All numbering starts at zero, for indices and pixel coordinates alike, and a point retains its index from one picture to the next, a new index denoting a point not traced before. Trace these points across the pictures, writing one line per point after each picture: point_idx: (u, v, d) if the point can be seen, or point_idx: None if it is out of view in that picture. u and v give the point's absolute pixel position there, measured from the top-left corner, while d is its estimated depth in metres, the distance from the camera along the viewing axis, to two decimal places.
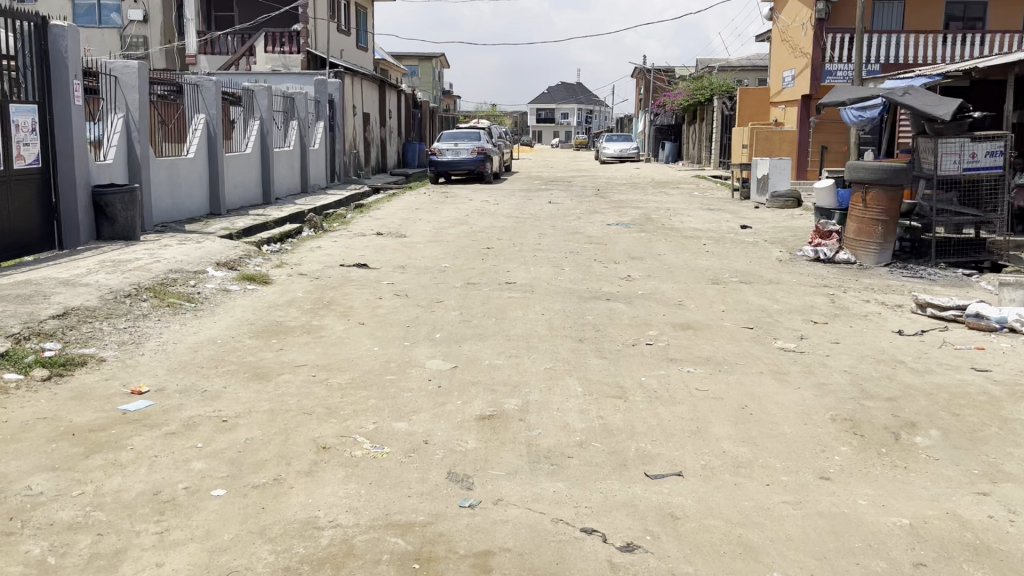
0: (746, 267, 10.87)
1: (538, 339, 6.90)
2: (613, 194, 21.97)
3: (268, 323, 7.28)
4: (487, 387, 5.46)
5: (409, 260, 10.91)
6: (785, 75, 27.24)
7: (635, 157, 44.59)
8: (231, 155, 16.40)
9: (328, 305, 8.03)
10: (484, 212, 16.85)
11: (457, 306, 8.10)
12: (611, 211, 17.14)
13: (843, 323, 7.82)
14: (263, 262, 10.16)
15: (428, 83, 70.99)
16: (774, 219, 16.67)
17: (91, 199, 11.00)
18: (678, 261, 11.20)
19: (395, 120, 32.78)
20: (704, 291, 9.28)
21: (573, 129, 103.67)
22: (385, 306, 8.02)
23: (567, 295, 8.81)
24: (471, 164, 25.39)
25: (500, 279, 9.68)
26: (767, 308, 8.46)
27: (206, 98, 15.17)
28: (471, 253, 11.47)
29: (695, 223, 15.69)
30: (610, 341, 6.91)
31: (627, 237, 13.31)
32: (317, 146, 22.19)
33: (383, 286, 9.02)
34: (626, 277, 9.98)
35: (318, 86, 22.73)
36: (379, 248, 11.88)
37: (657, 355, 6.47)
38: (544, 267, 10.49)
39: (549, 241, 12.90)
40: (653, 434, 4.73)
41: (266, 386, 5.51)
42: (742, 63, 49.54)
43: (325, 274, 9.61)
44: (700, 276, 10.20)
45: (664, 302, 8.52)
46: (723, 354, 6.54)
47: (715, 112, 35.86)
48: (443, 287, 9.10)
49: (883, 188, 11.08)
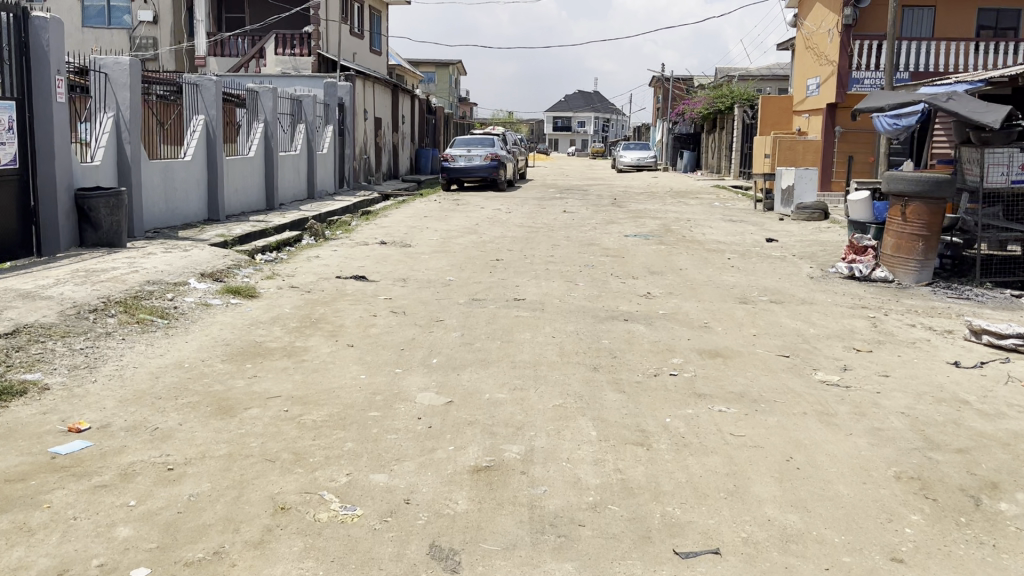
0: (775, 285, 10.06)
1: (548, 368, 6.11)
2: (631, 203, 21.20)
3: (246, 344, 6.52)
4: (485, 428, 4.67)
5: (412, 272, 10.16)
6: (809, 83, 26.37)
7: (652, 166, 43.79)
8: (232, 159, 15.71)
9: (316, 323, 7.26)
10: (495, 221, 16.10)
11: (460, 326, 7.33)
12: (629, 221, 16.34)
13: (889, 352, 6.98)
14: (253, 273, 9.42)
15: (445, 89, 70.52)
16: (801, 232, 15.82)
17: (74, 203, 10.27)
18: (701, 277, 10.40)
19: (408, 125, 32.09)
20: (731, 311, 8.47)
21: (590, 137, 102.93)
22: (380, 325, 7.25)
23: (580, 314, 8.03)
24: (484, 171, 24.68)
25: (509, 295, 8.91)
26: (803, 332, 7.64)
27: (206, 98, 14.48)
28: (479, 266, 10.70)
29: (717, 235, 14.87)
30: (629, 370, 6.12)
31: (646, 250, 12.51)
32: (325, 150, 21.49)
33: (380, 301, 8.26)
34: (646, 294, 9.18)
35: (328, 89, 22.06)
36: (380, 259, 11.13)
37: (682, 389, 5.66)
38: (557, 282, 9.71)
39: (563, 252, 12.13)
40: (681, 495, 3.93)
41: (227, 423, 4.73)
42: (762, 72, 48.66)
43: (318, 288, 8.87)
44: (725, 294, 9.39)
45: (688, 324, 7.73)
46: (759, 389, 5.73)
47: (735, 120, 34.97)
48: (445, 303, 8.32)
49: (925, 202, 10.25)
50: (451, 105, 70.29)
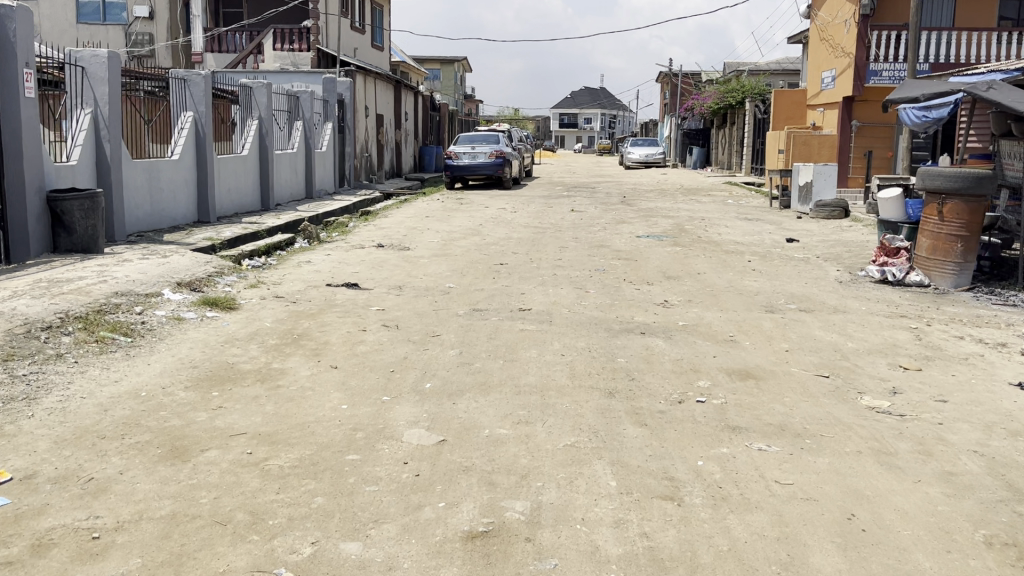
0: (802, 291, 9.31)
1: (558, 395, 5.35)
2: (641, 201, 20.43)
3: (216, 367, 5.78)
4: (483, 477, 3.91)
5: (409, 279, 9.42)
6: (824, 76, 25.53)
7: (661, 163, 42.96)
8: (224, 158, 14.97)
9: (298, 340, 6.51)
10: (500, 221, 15.36)
11: (459, 342, 6.57)
12: (640, 221, 15.58)
13: (941, 370, 6.20)
14: (235, 281, 8.68)
15: (450, 86, 69.86)
16: (821, 232, 15.03)
17: (46, 206, 9.54)
18: (721, 283, 9.63)
19: (411, 122, 31.35)
20: (758, 322, 7.70)
21: (596, 134, 102.08)
22: (370, 342, 6.51)
23: (593, 326, 7.27)
24: (489, 168, 23.91)
25: (513, 304, 8.15)
26: (839, 347, 6.87)
27: (194, 94, 13.68)
28: (482, 271, 9.96)
29: (733, 235, 14.09)
30: (649, 397, 5.37)
31: (660, 252, 11.75)
32: (325, 148, 20.77)
33: (371, 312, 7.52)
34: (663, 302, 8.42)
35: (327, 84, 21.31)
36: (377, 264, 10.41)
37: (714, 421, 4.89)
38: (565, 289, 8.96)
39: (572, 255, 11.38)
40: (725, 570, 3.17)
41: (177, 470, 3.98)
42: (772, 67, 47.76)
43: (305, 297, 8.14)
44: (749, 301, 8.63)
45: (712, 339, 6.96)
46: (801, 420, 4.95)
47: (747, 115, 34.11)
48: (442, 314, 7.58)
49: (963, 199, 9.47)
50: (456, 102, 69.62)
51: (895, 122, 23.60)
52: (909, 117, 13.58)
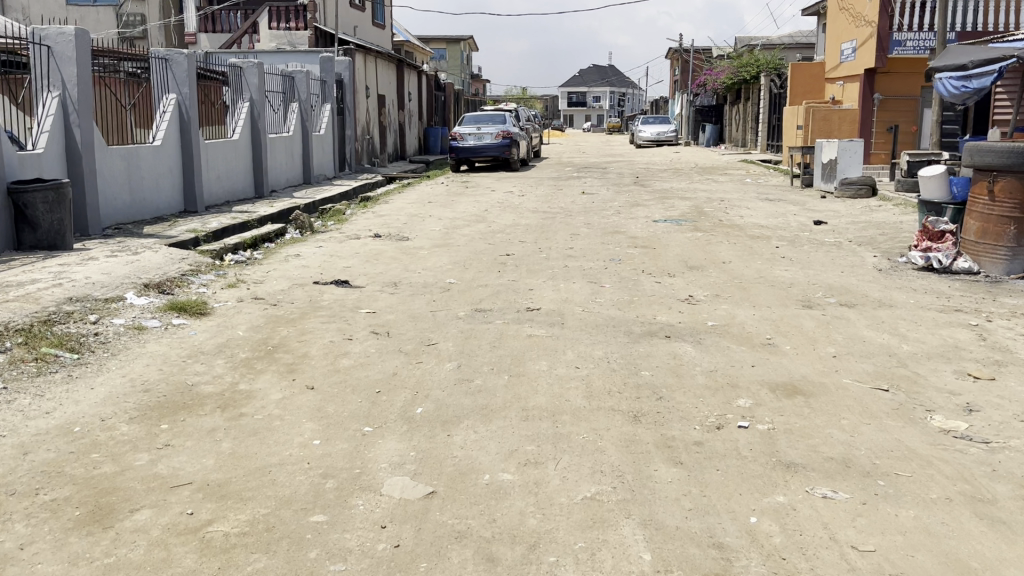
0: (839, 281, 8.43)
1: (572, 422, 4.50)
2: (655, 182, 19.51)
3: (171, 390, 4.94)
4: (480, 550, 3.07)
5: (406, 274, 8.58)
6: (844, 47, 24.43)
7: (672, 141, 41.89)
8: (213, 143, 14.09)
9: (272, 353, 5.68)
10: (507, 206, 14.47)
11: (457, 352, 5.71)
12: (656, 203, 14.68)
13: (1020, 380, 5.30)
14: (212, 281, 7.85)
15: (457, 67, 68.79)
16: (849, 212, 14.10)
17: (6, 200, 8.73)
18: (750, 274, 8.76)
19: (415, 102, 30.37)
20: (797, 320, 6.82)
21: (607, 112, 100.65)
22: (357, 354, 5.67)
23: (610, 330, 6.41)
24: (495, 150, 22.98)
25: (519, 304, 7.30)
26: (894, 350, 5.98)
27: (177, 75, 12.77)
28: (486, 264, 9.10)
29: (756, 217, 13.19)
30: (682, 423, 4.51)
31: (679, 238, 10.89)
32: (323, 131, 19.87)
33: (359, 316, 6.67)
34: (688, 298, 7.56)
35: (325, 64, 20.37)
36: (372, 257, 9.57)
37: (763, 455, 4.02)
38: (578, 284, 8.10)
39: (584, 243, 10.52)
40: None
41: (93, 543, 3.15)
42: (785, 40, 46.45)
43: (288, 299, 7.31)
44: (782, 295, 7.77)
45: (748, 345, 6.09)
46: (869, 452, 4.08)
47: (762, 90, 33.01)
48: (441, 317, 6.73)
49: (1016, 176, 8.50)
50: (463, 82, 68.59)
51: (920, 95, 22.59)
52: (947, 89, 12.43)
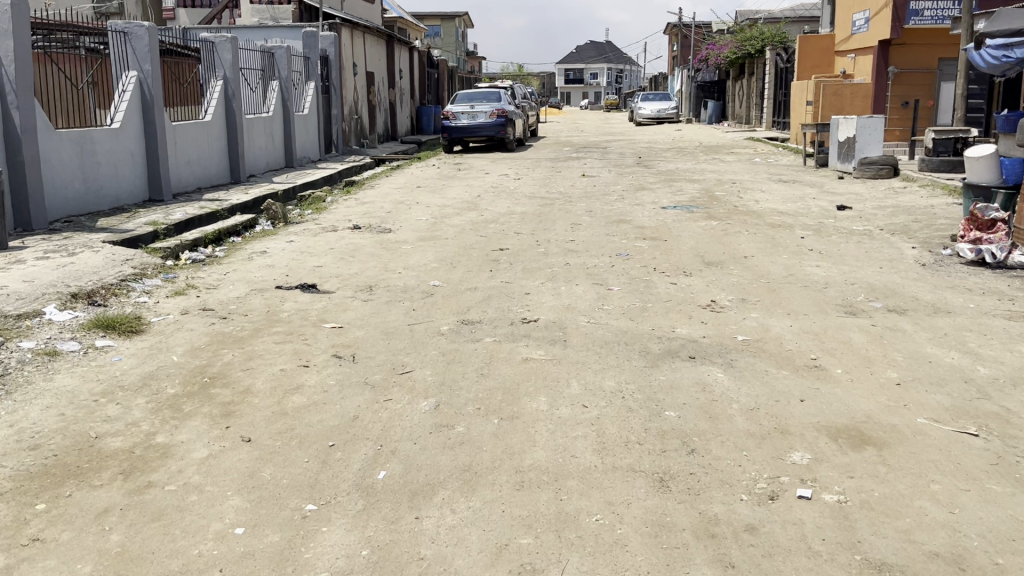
0: (880, 279, 7.38)
1: (582, 493, 3.44)
2: (659, 162, 18.41)
3: (67, 443, 3.85)
4: None
5: (385, 275, 7.50)
6: (857, 19, 23.28)
7: (673, 118, 40.64)
8: (182, 124, 12.90)
9: (208, 387, 4.59)
10: (500, 191, 13.37)
11: (436, 384, 4.64)
12: (662, 186, 13.60)
13: None
14: (157, 287, 6.74)
15: (451, 43, 67.27)
16: (872, 195, 13.01)
17: None
18: (776, 271, 7.70)
19: (406, 80, 29.11)
20: (843, 332, 5.74)
21: (604, 90, 99.06)
22: (313, 387, 4.59)
23: (621, 349, 5.34)
24: (491, 129, 21.83)
25: (514, 314, 6.23)
26: (970, 374, 4.91)
27: (137, 50, 11.55)
28: (477, 262, 8.03)
29: (772, 202, 12.11)
30: (725, 494, 3.45)
31: (692, 228, 9.83)
32: (306, 111, 18.69)
33: (323, 333, 5.60)
34: (711, 303, 6.49)
35: (308, 39, 19.16)
36: (348, 253, 8.49)
37: (841, 552, 2.98)
38: (582, 287, 7.02)
39: (587, 235, 9.44)
40: None
41: None
42: (787, 13, 45.04)
43: (242, 310, 6.22)
44: (819, 298, 6.70)
45: (791, 369, 5.03)
46: (983, 546, 3.04)
47: (768, 64, 31.78)
48: (420, 333, 5.65)
49: None
50: (457, 58, 67.18)
51: (937, 67, 21.43)
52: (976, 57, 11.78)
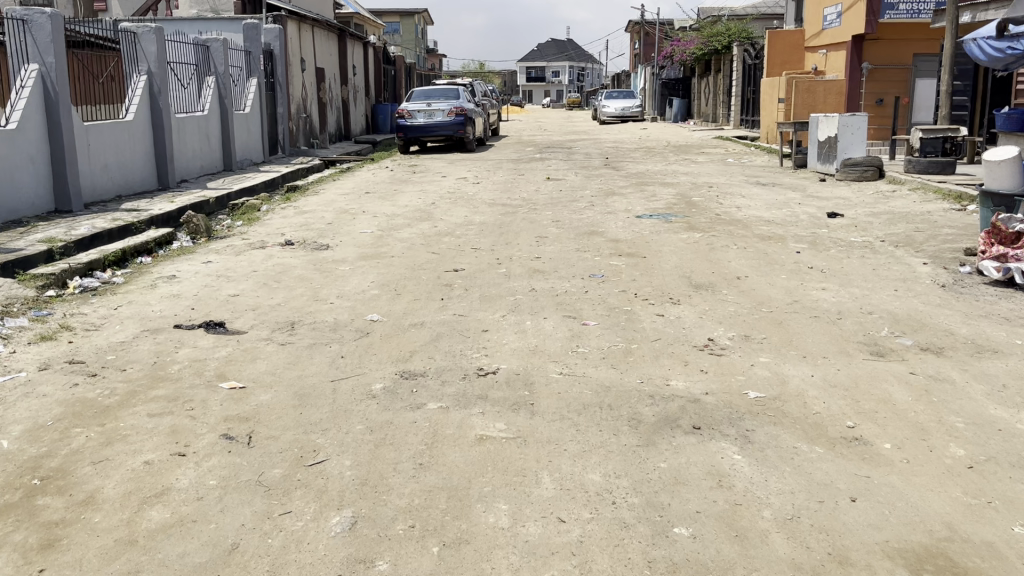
0: (900, 307, 6.28)
1: None
2: (628, 163, 17.31)
3: None
4: None
5: (314, 307, 6.23)
6: (829, 13, 22.38)
7: (637, 116, 39.60)
8: (97, 123, 11.44)
9: (35, 495, 3.29)
10: (458, 197, 12.12)
11: (356, 484, 3.37)
12: (635, 191, 12.46)
13: None
14: (20, 329, 5.39)
15: (412, 40, 65.78)
16: (861, 200, 12.01)
17: None
18: (778, 296, 6.56)
19: (360, 77, 27.71)
20: (880, 384, 4.59)
21: (566, 88, 98.11)
22: (182, 492, 3.31)
23: (605, 416, 4.12)
24: (448, 128, 20.53)
25: (467, 362, 4.98)
26: None
27: (39, 41, 10.13)
28: (426, 287, 6.79)
29: (755, 208, 11.03)
30: None
31: (673, 241, 8.70)
32: (248, 110, 17.22)
33: (219, 398, 4.30)
34: (708, 343, 5.30)
35: (249, 32, 17.71)
36: (274, 277, 7.19)
37: None
38: (551, 322, 5.80)
39: (555, 250, 8.24)
40: None
41: None
42: (749, 11, 44.22)
43: (121, 361, 4.91)
44: (837, 334, 5.57)
45: (825, 446, 3.86)
46: None
47: (735, 61, 30.90)
48: (344, 395, 4.37)
49: None
50: (417, 55, 65.77)
51: (913, 63, 20.51)
52: (971, 36, 10.90)
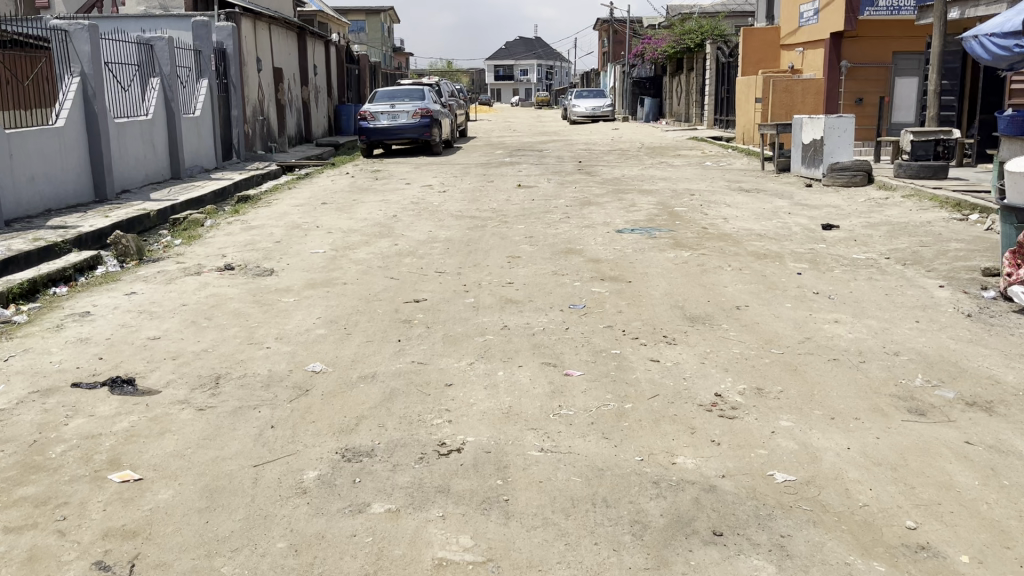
0: (929, 344, 5.44)
1: None
2: (603, 168, 16.46)
3: None
4: None
5: (248, 353, 5.26)
6: (806, 10, 21.69)
7: (609, 116, 38.81)
8: (21, 130, 10.33)
9: None
10: (422, 208, 11.18)
11: None
12: (612, 200, 11.60)
13: None
14: None
15: (377, 39, 64.54)
16: (854, 208, 11.25)
17: None
18: (787, 332, 5.70)
19: (322, 77, 26.58)
20: (935, 460, 3.73)
21: (535, 87, 97.25)
22: None
23: (602, 519, 3.20)
24: (414, 131, 19.54)
25: (427, 433, 4.04)
26: None
27: None
28: (382, 325, 5.85)
29: (743, 220, 10.22)
30: None
31: (659, 261, 7.83)
32: (198, 113, 16.12)
33: (103, 499, 3.34)
34: (717, 402, 4.41)
35: (198, 30, 16.59)
36: (206, 311, 6.22)
37: None
38: (528, 372, 4.88)
39: (529, 274, 7.32)
40: None
41: None
42: (719, 9, 43.68)
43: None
44: (867, 384, 4.71)
45: (886, 561, 2.98)
46: None
47: (708, 59, 30.19)
48: (267, 491, 3.42)
49: None
50: (384, 54, 64.53)
51: (893, 62, 19.85)
52: (970, 32, 10.19)
